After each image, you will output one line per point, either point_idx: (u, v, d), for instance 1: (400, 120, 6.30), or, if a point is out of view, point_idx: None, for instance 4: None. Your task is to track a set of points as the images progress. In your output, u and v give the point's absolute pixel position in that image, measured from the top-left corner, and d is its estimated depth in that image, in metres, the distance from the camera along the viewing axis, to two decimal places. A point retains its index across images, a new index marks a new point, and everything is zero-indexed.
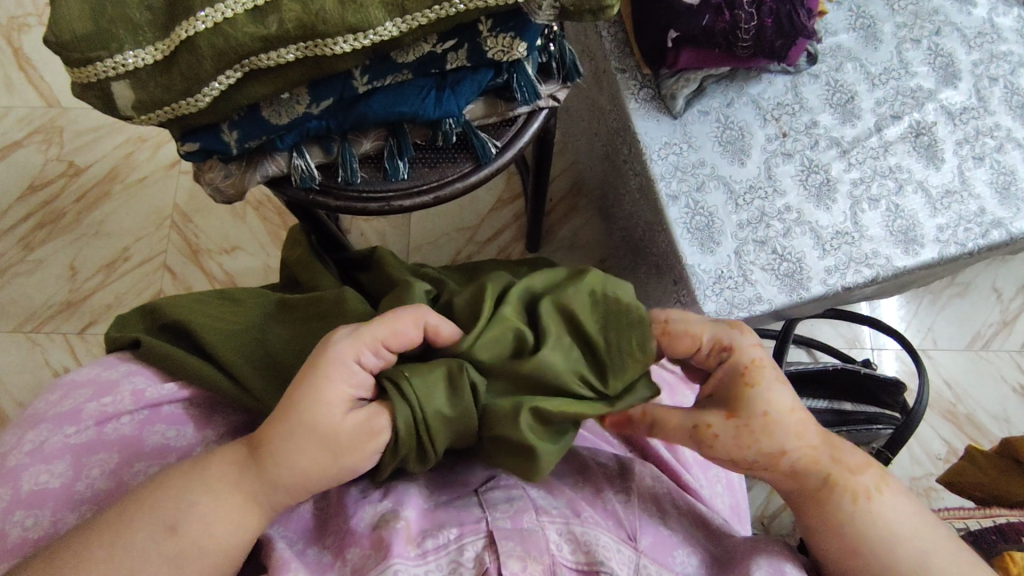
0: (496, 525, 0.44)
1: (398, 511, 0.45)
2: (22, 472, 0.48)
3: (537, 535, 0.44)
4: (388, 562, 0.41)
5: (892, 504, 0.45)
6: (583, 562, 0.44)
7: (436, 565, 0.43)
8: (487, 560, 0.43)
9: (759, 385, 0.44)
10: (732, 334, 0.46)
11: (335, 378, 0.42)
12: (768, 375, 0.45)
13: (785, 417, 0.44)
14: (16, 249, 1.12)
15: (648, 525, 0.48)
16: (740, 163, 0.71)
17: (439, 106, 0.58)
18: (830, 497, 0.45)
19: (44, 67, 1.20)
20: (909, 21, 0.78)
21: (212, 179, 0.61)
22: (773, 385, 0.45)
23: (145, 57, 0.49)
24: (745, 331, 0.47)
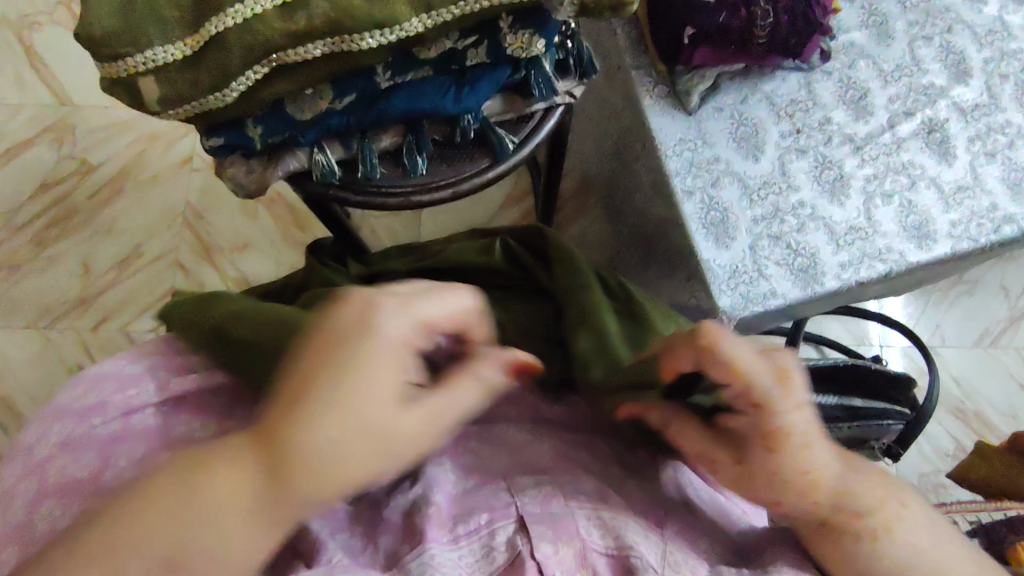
0: (525, 510, 0.45)
1: (429, 496, 0.46)
2: (50, 463, 0.49)
3: (567, 521, 0.45)
4: (423, 547, 0.43)
5: (905, 531, 0.42)
6: (612, 547, 0.45)
7: (468, 549, 0.44)
8: (520, 544, 0.44)
9: (784, 451, 0.42)
10: (780, 396, 0.42)
11: (377, 368, 0.38)
12: (794, 437, 0.42)
13: (796, 476, 0.42)
14: (28, 247, 1.13)
15: (674, 516, 0.48)
16: (754, 159, 0.72)
17: (459, 102, 0.59)
18: (836, 538, 0.42)
19: (56, 66, 1.21)
20: (920, 19, 0.78)
21: (234, 175, 0.61)
22: (800, 449, 0.42)
23: (174, 52, 0.49)
24: (791, 393, 0.42)
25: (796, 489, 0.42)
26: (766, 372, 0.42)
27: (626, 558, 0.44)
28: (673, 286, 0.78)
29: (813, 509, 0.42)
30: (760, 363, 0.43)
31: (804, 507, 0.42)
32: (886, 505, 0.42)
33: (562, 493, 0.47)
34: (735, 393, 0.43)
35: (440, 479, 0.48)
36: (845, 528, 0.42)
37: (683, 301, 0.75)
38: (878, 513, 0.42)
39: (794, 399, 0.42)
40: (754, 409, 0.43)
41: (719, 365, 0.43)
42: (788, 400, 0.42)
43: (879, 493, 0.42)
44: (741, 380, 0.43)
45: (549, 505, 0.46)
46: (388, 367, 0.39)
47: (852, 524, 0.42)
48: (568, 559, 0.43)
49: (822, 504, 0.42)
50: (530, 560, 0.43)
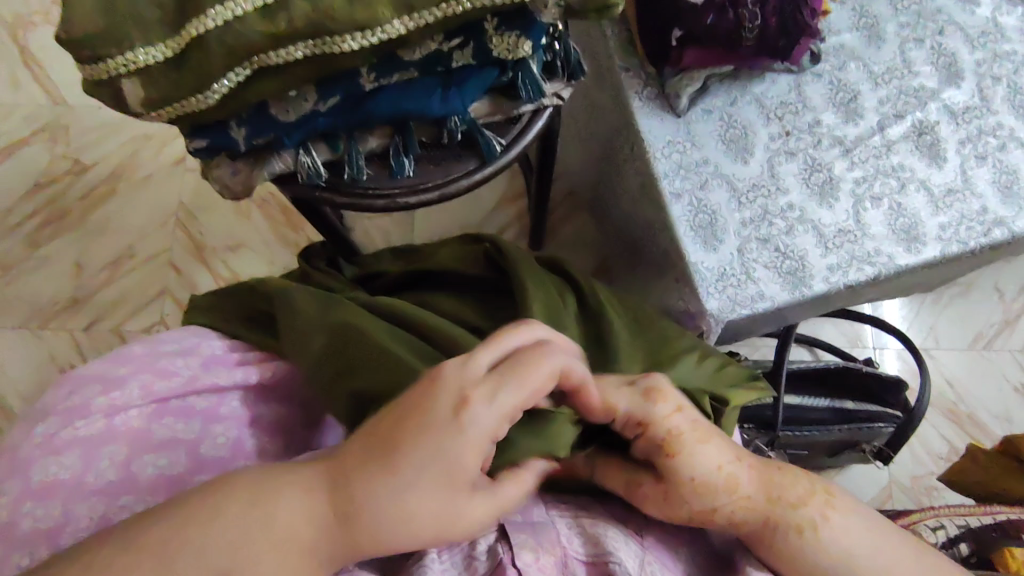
0: (507, 519, 0.45)
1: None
2: (32, 464, 0.49)
3: (550, 529, 0.45)
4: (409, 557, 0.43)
5: (842, 526, 0.44)
6: (592, 555, 0.44)
7: (450, 562, 0.44)
8: (501, 552, 0.43)
9: (680, 454, 0.45)
10: (647, 408, 0.46)
11: (472, 445, 0.39)
12: (687, 441, 0.45)
13: (713, 476, 0.45)
14: (21, 246, 1.13)
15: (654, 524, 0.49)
16: (743, 161, 0.72)
17: (445, 103, 0.59)
18: (772, 535, 0.44)
19: (50, 66, 1.21)
20: (911, 21, 0.78)
21: (219, 176, 0.61)
22: (694, 449, 0.45)
23: (155, 54, 0.49)
24: (660, 399, 0.47)
25: (714, 489, 0.45)
26: (637, 398, 0.47)
27: (604, 564, 0.44)
28: (661, 288, 0.78)
29: (750, 514, 0.45)
30: (625, 393, 0.47)
31: (738, 517, 0.45)
32: (815, 497, 0.45)
33: None
34: (621, 423, 0.47)
35: None
36: (784, 523, 0.44)
37: (671, 303, 0.75)
38: (807, 513, 0.44)
39: (667, 406, 0.46)
40: (640, 430, 0.46)
41: (600, 398, 0.47)
42: (661, 408, 0.46)
43: (805, 486, 0.46)
44: (622, 409, 0.47)
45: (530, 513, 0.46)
46: (476, 448, 0.39)
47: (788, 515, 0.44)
48: (548, 566, 0.43)
49: (757, 506, 0.45)
50: (511, 567, 0.42)
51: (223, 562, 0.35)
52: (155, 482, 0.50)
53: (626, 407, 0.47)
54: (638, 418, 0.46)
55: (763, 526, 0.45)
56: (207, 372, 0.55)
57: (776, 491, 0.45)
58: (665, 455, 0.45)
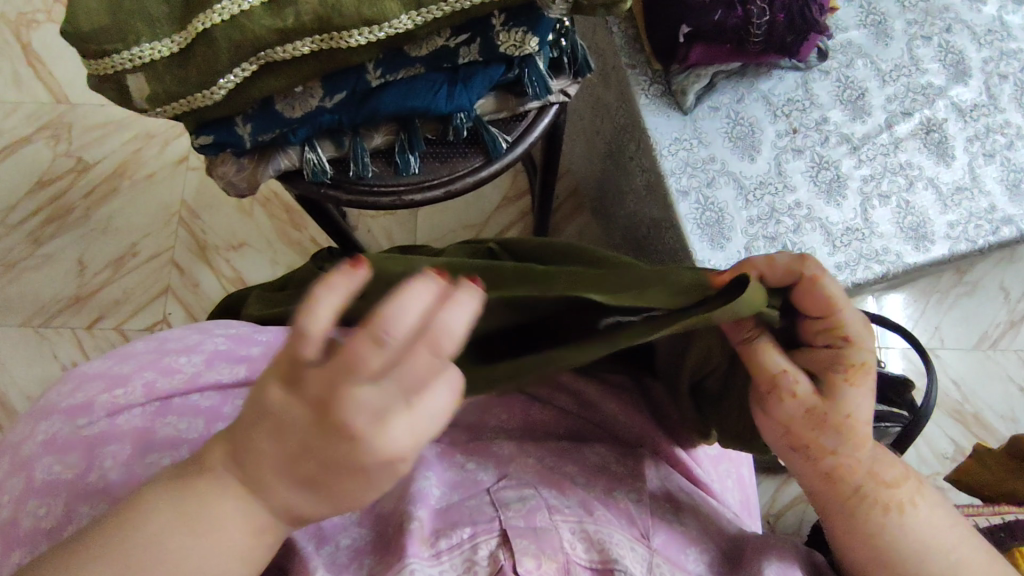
0: (509, 524, 0.45)
1: (412, 510, 0.45)
2: (36, 462, 0.49)
3: (550, 534, 0.45)
4: (404, 562, 0.42)
5: (928, 514, 0.43)
6: (597, 561, 0.45)
7: (450, 564, 0.44)
8: (503, 558, 0.43)
9: (854, 387, 0.40)
10: (860, 331, 0.41)
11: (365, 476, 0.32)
12: (868, 381, 0.41)
13: (858, 425, 0.41)
14: (25, 244, 1.12)
15: (661, 525, 0.48)
16: (750, 159, 0.72)
17: (451, 100, 0.58)
18: (859, 509, 0.42)
19: (54, 63, 1.20)
20: (919, 19, 0.78)
21: (225, 173, 0.61)
22: (864, 394, 0.41)
23: (161, 49, 0.49)
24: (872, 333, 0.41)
25: (846, 433, 0.41)
26: (861, 324, 0.41)
27: (609, 571, 0.44)
28: None
29: (850, 473, 0.42)
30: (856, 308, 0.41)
31: (841, 473, 0.42)
32: (909, 482, 0.43)
33: (546, 505, 0.46)
34: (824, 329, 0.41)
35: (425, 493, 0.47)
36: (874, 497, 0.42)
37: None
38: (894, 491, 0.43)
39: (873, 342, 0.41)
40: (839, 342, 0.41)
41: (819, 302, 0.40)
42: (868, 339, 0.41)
43: (901, 468, 0.44)
44: (837, 321, 0.40)
45: (533, 518, 0.45)
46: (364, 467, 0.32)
47: (886, 490, 0.42)
48: (550, 572, 0.43)
49: (859, 470, 0.42)
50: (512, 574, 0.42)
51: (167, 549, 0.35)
52: (158, 480, 0.49)
53: (839, 317, 0.40)
54: (839, 328, 0.40)
55: (848, 496, 0.43)
56: (210, 370, 0.55)
57: (881, 466, 0.43)
58: (840, 380, 0.41)
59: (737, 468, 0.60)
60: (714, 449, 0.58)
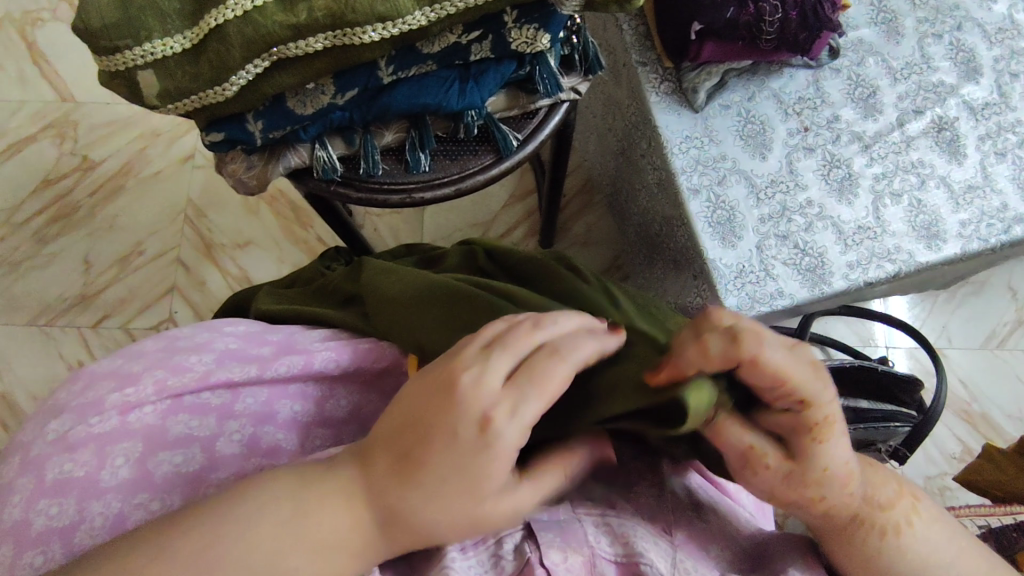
0: (533, 517, 0.45)
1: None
2: (48, 461, 0.49)
3: (575, 528, 0.45)
4: (440, 551, 0.43)
5: (924, 532, 0.43)
6: (622, 554, 0.44)
7: (476, 560, 0.43)
8: (529, 551, 0.43)
9: (826, 442, 0.39)
10: (816, 387, 0.38)
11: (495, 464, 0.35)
12: (839, 427, 0.39)
13: (839, 472, 0.40)
14: (30, 243, 1.12)
15: (683, 520, 0.48)
16: (761, 157, 0.71)
17: (463, 97, 0.58)
18: (857, 538, 0.42)
19: (58, 61, 1.20)
20: (930, 16, 0.77)
21: (235, 170, 0.60)
22: (837, 441, 0.39)
23: (174, 45, 0.49)
24: (828, 381, 0.39)
25: (830, 483, 0.40)
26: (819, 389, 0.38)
27: (635, 564, 0.43)
28: (678, 285, 0.77)
29: (845, 509, 0.41)
30: (802, 364, 0.38)
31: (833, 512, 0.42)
32: (904, 501, 0.43)
33: (569, 500, 0.47)
34: (778, 397, 0.38)
35: None
36: (872, 524, 0.42)
37: (688, 301, 0.74)
38: (887, 513, 0.42)
39: (831, 391, 0.39)
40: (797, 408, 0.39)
41: (766, 377, 0.37)
42: (827, 389, 0.38)
43: (895, 488, 0.43)
44: (791, 389, 0.38)
45: (556, 512, 0.46)
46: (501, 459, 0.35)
47: (883, 516, 0.42)
48: (576, 565, 0.43)
49: (854, 505, 0.41)
50: (539, 566, 0.42)
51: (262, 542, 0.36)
52: (171, 478, 0.49)
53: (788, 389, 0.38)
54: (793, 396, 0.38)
55: (847, 527, 0.42)
56: (222, 368, 0.54)
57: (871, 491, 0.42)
58: (810, 440, 0.39)
59: None
60: None
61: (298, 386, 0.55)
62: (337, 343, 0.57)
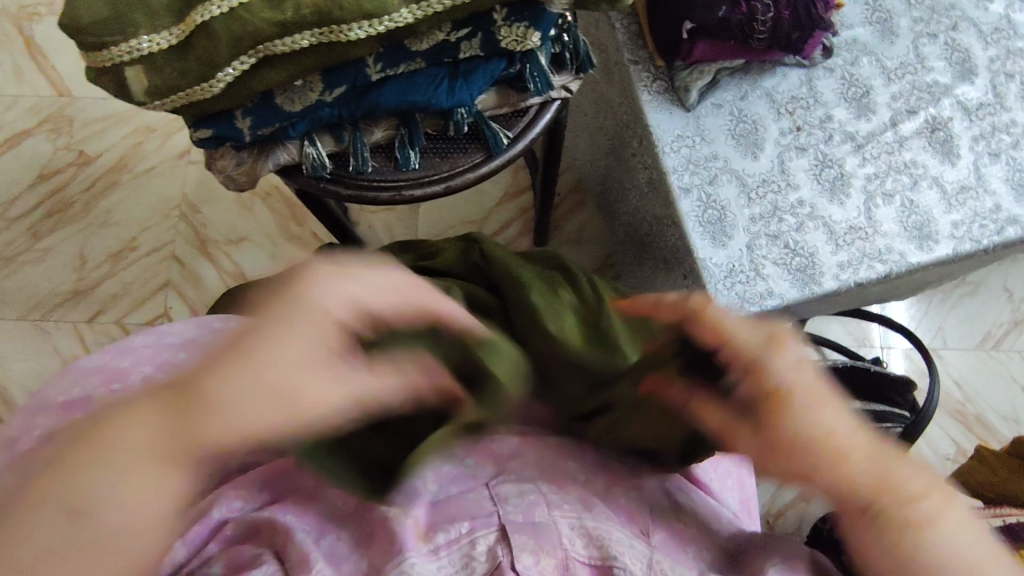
0: (507, 518, 0.45)
1: (405, 506, 0.45)
2: (32, 456, 0.49)
3: (549, 529, 0.45)
4: (404, 555, 0.42)
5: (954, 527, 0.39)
6: (596, 557, 0.44)
7: (447, 560, 0.43)
8: (501, 554, 0.43)
9: (797, 404, 0.43)
10: (770, 349, 0.44)
11: (295, 330, 0.38)
12: (813, 392, 0.44)
13: (822, 442, 0.42)
14: (24, 238, 1.12)
15: (660, 523, 0.48)
16: (753, 157, 0.71)
17: (451, 95, 0.58)
18: (874, 525, 0.40)
19: (54, 56, 1.20)
20: (925, 16, 0.77)
21: (224, 167, 0.60)
22: (813, 404, 0.43)
23: (160, 41, 0.49)
24: (786, 347, 0.45)
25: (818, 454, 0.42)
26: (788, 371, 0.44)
27: (608, 568, 0.44)
28: (668, 283, 0.77)
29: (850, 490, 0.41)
30: (750, 332, 0.45)
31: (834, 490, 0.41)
32: (930, 495, 0.40)
33: (545, 502, 0.47)
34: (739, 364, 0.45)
35: (420, 490, 0.47)
36: (889, 513, 0.40)
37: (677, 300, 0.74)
38: (904, 497, 0.40)
39: (789, 355, 0.45)
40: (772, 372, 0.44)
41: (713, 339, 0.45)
42: (785, 355, 0.45)
43: (920, 480, 0.41)
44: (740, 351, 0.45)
45: (532, 513, 0.46)
46: (308, 321, 0.38)
47: (904, 503, 0.40)
48: (548, 569, 0.43)
49: (861, 486, 0.41)
50: (510, 569, 0.42)
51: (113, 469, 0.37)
52: None
53: (755, 360, 0.44)
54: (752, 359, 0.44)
55: (861, 510, 0.41)
56: None
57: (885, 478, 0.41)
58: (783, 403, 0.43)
59: (735, 469, 0.58)
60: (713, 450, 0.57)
61: None
62: None
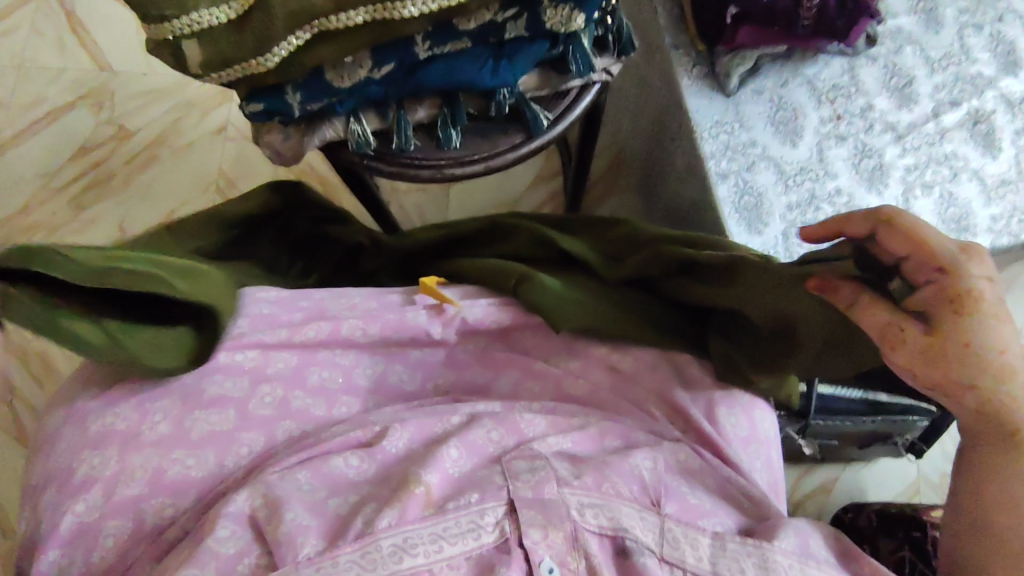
0: (517, 495, 0.47)
1: (422, 475, 0.47)
2: (90, 414, 0.51)
3: (557, 504, 0.47)
4: (400, 526, 0.44)
5: None
6: (606, 526, 0.47)
7: (455, 522, 0.45)
8: (508, 529, 0.46)
9: (974, 315, 0.41)
10: (960, 258, 0.41)
11: None
12: (989, 309, 0.41)
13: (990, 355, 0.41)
14: (66, 209, 1.15)
15: (675, 493, 0.50)
16: (792, 144, 0.72)
17: (495, 76, 0.59)
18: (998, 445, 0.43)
19: (96, 31, 1.22)
20: (970, 7, 0.76)
21: (271, 142, 0.62)
22: (991, 320, 0.41)
23: (219, 15, 0.50)
24: (974, 258, 0.41)
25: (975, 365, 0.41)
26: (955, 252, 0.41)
27: (619, 539, 0.46)
28: None
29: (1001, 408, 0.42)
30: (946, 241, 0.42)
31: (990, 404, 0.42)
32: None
33: (556, 478, 0.48)
34: (912, 265, 0.42)
35: (441, 458, 0.48)
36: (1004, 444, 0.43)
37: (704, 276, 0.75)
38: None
39: (982, 268, 0.41)
40: (937, 276, 0.41)
41: (899, 242, 0.42)
42: (973, 267, 0.41)
43: None
44: (921, 259, 0.42)
45: (542, 489, 0.47)
46: None
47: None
48: (557, 542, 0.45)
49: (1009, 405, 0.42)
50: (518, 546, 0.45)
51: None
52: (206, 436, 0.51)
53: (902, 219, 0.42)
54: (898, 247, 0.43)
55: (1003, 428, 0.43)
56: (255, 331, 0.56)
57: None
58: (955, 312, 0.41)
59: (766, 448, 0.56)
60: (745, 428, 0.55)
61: (326, 352, 0.57)
62: (363, 311, 0.59)
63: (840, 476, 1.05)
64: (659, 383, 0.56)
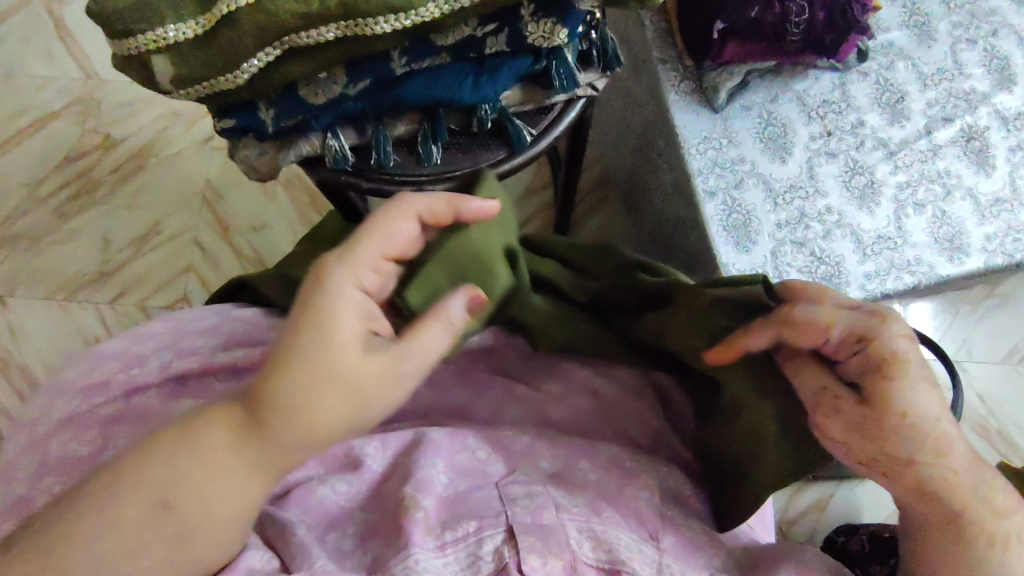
0: (516, 519, 0.45)
1: (418, 500, 0.45)
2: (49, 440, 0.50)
3: (557, 531, 0.45)
4: (410, 551, 0.43)
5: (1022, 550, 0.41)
6: (605, 560, 0.45)
7: (454, 557, 0.44)
8: (507, 556, 0.43)
9: (897, 383, 0.39)
10: (876, 326, 0.40)
11: (346, 316, 0.40)
12: (912, 375, 0.39)
13: (925, 424, 0.39)
14: (50, 219, 1.13)
15: (671, 525, 0.48)
16: (781, 161, 0.70)
17: (477, 90, 0.57)
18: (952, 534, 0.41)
19: (84, 40, 1.21)
20: (965, 20, 0.75)
21: (246, 157, 0.60)
22: (915, 386, 0.39)
23: (184, 31, 0.48)
24: (890, 319, 0.40)
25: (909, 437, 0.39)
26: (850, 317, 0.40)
27: (617, 571, 0.45)
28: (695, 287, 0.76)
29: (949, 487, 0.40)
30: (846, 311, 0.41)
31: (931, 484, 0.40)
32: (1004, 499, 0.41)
33: (554, 504, 0.46)
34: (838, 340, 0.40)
35: (430, 480, 0.47)
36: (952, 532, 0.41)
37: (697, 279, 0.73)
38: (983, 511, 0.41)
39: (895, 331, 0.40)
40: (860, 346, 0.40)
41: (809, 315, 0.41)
42: (889, 330, 0.40)
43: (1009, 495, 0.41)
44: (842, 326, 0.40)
45: (540, 515, 0.45)
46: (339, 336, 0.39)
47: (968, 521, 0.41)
48: (555, 570, 0.44)
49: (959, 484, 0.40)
50: (516, 572, 0.43)
51: (176, 491, 0.38)
52: None
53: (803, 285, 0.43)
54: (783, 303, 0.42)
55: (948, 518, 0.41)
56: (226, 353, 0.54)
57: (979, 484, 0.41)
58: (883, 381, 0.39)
59: None
60: None
61: None
62: None
63: (834, 494, 1.03)
64: (642, 408, 0.55)
